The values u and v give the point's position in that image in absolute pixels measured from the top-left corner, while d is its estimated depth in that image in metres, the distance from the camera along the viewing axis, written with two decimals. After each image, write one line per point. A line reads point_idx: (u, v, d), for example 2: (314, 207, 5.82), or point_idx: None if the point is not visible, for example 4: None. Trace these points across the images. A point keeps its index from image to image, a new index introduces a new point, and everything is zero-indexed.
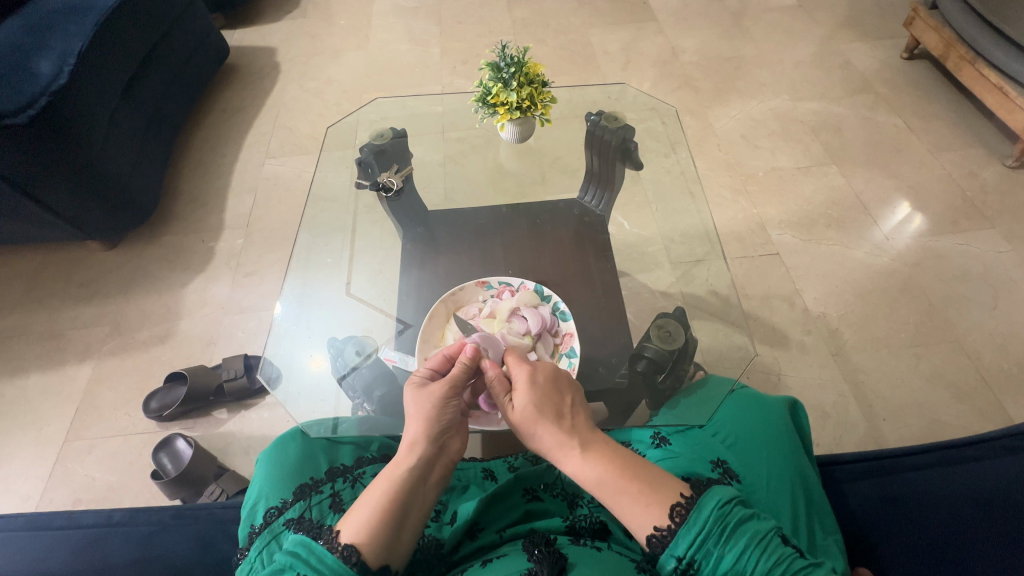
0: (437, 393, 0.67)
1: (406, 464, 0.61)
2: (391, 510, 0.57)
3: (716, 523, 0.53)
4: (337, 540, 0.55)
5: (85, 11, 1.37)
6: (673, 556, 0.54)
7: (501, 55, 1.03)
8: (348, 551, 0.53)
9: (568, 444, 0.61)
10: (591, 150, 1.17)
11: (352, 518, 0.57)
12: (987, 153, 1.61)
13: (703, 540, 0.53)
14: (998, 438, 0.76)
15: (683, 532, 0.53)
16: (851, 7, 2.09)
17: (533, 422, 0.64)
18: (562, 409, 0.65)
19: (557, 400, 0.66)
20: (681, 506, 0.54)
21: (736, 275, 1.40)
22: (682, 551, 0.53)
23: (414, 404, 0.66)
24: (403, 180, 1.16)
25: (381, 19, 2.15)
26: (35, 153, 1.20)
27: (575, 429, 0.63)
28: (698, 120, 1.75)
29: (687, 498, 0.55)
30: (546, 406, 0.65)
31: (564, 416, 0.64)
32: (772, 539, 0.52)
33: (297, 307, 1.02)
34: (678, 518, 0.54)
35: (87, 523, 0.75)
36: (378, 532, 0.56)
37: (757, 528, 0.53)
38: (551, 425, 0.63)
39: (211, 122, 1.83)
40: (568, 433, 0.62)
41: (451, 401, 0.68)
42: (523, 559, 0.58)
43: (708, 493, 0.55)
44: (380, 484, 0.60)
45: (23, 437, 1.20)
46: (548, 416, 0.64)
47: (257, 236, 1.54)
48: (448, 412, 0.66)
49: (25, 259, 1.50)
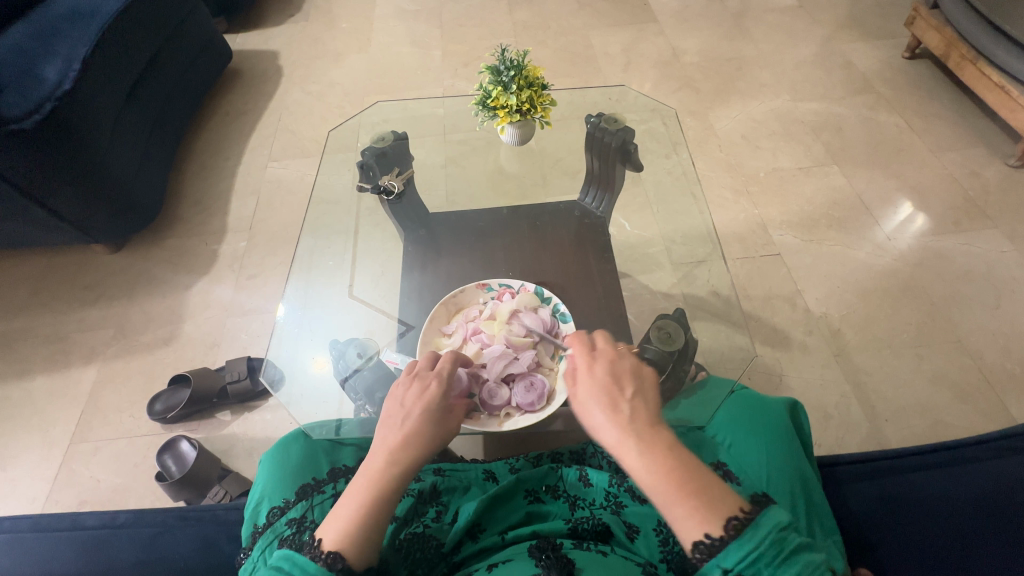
0: (432, 399, 0.65)
1: (392, 468, 0.58)
2: (375, 514, 0.55)
3: (772, 546, 0.48)
4: (319, 548, 0.53)
5: (90, 17, 1.38)
6: (719, 567, 0.48)
7: (501, 58, 1.03)
8: (333, 559, 0.52)
9: (620, 437, 0.54)
10: (591, 152, 1.18)
11: (334, 524, 0.55)
12: (989, 152, 1.61)
13: (756, 559, 0.47)
14: (1001, 440, 0.76)
15: (736, 546, 0.48)
16: (851, 7, 2.09)
17: (587, 410, 0.58)
18: (617, 397, 0.58)
19: (615, 387, 0.59)
20: (739, 521, 0.48)
21: (736, 276, 1.40)
22: (731, 565, 0.47)
23: (411, 405, 0.64)
24: (404, 183, 1.15)
25: (382, 22, 2.17)
26: (39, 157, 1.21)
27: (635, 418, 0.56)
28: (698, 121, 1.75)
29: (747, 513, 0.49)
30: (604, 392, 0.58)
31: (620, 403, 0.57)
32: (825, 573, 0.48)
33: (300, 310, 1.02)
34: (733, 531, 0.48)
35: (92, 525, 0.75)
36: (360, 536, 0.54)
37: (809, 557, 0.49)
38: (604, 417, 0.56)
39: (213, 125, 1.85)
40: (628, 424, 0.55)
41: (445, 411, 0.65)
42: (531, 562, 0.59)
43: (769, 511, 0.49)
44: (364, 485, 0.57)
45: (29, 439, 1.22)
46: (601, 408, 0.57)
47: (260, 238, 1.55)
48: (437, 412, 0.64)
49: (30, 262, 1.51)
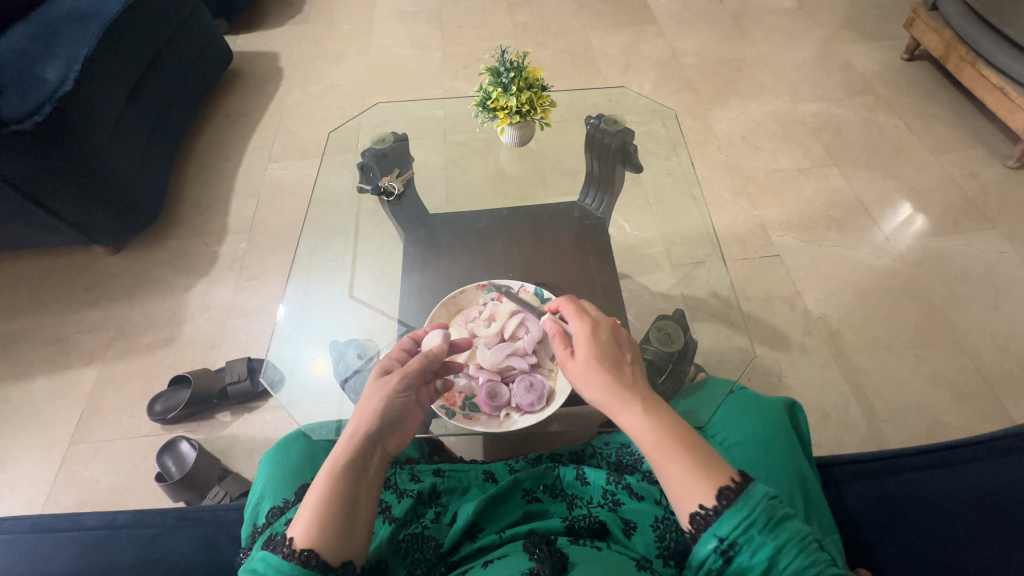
0: (383, 388, 0.66)
1: (346, 456, 0.60)
2: (336, 501, 0.56)
3: (763, 514, 0.51)
4: (289, 545, 0.54)
5: (91, 19, 1.39)
6: (716, 536, 0.51)
7: (501, 60, 1.03)
8: (304, 556, 0.53)
9: (627, 396, 0.60)
10: (591, 153, 1.18)
11: (301, 519, 0.55)
12: (988, 154, 1.61)
13: (749, 526, 0.51)
14: (1000, 439, 0.76)
15: (729, 513, 0.51)
16: (851, 8, 2.10)
17: (591, 370, 0.63)
18: (621, 361, 0.65)
19: (617, 354, 0.66)
20: (730, 490, 0.52)
21: (736, 277, 1.40)
22: (725, 533, 0.51)
23: (364, 397, 0.66)
24: (404, 184, 1.16)
25: (383, 23, 2.17)
26: (40, 158, 1.21)
27: (635, 383, 0.62)
28: (698, 122, 1.76)
29: (738, 483, 0.52)
30: (609, 358, 0.64)
31: (625, 369, 0.64)
32: (810, 542, 0.51)
33: (299, 310, 1.03)
34: (725, 500, 0.52)
35: (92, 525, 0.76)
36: (326, 524, 0.54)
37: (797, 526, 0.52)
38: (608, 376, 0.62)
39: (214, 127, 1.85)
40: (630, 386, 0.62)
41: (398, 395, 0.66)
42: (526, 557, 0.59)
43: (760, 483, 0.52)
44: (322, 478, 0.58)
45: (29, 440, 1.22)
46: (605, 367, 0.63)
47: (260, 239, 1.55)
48: (393, 404, 0.65)
49: (31, 263, 1.51)
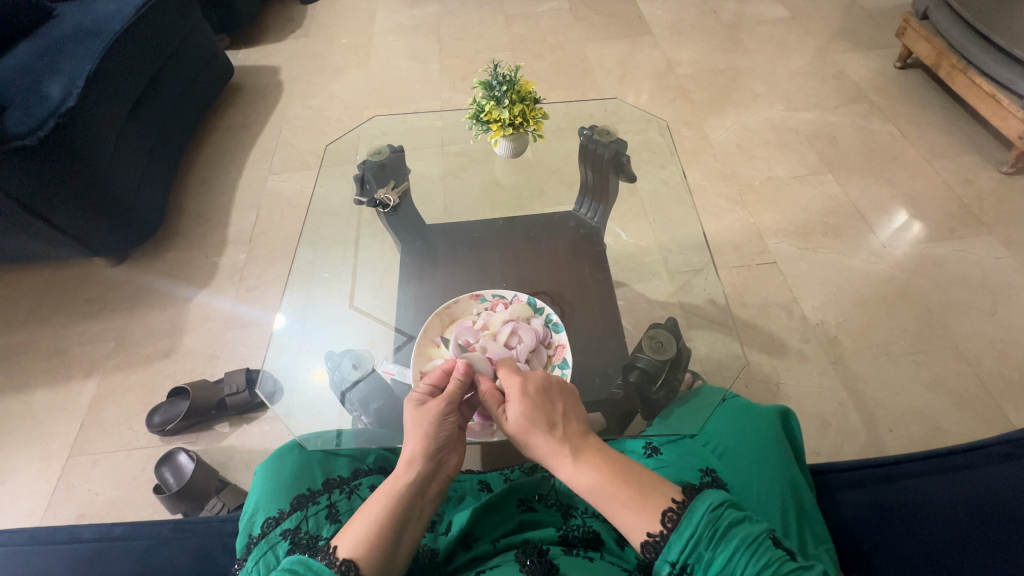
0: (433, 409, 0.68)
1: (403, 481, 0.62)
2: (389, 528, 0.58)
3: (707, 527, 0.52)
4: (334, 556, 0.55)
5: (95, 35, 1.41)
6: (667, 561, 0.53)
7: (494, 73, 1.04)
8: (346, 565, 0.53)
9: (563, 451, 0.62)
10: (585, 164, 1.20)
11: (348, 534, 0.57)
12: (982, 160, 1.62)
13: (695, 544, 0.52)
14: (992, 447, 0.75)
15: (673, 537, 0.53)
16: (844, 17, 2.12)
17: (526, 433, 0.65)
18: (554, 417, 0.66)
19: (549, 408, 0.67)
20: (672, 511, 0.54)
21: (733, 284, 1.41)
22: (675, 556, 0.53)
23: (411, 421, 0.67)
24: (400, 196, 1.18)
25: (382, 37, 2.20)
26: (43, 173, 1.23)
27: (567, 438, 0.64)
28: (694, 131, 1.77)
29: (679, 502, 0.55)
30: (538, 414, 0.66)
31: (556, 426, 0.65)
32: (763, 542, 0.51)
33: (298, 320, 1.04)
34: (669, 523, 0.54)
35: (88, 538, 0.76)
36: (377, 545, 0.57)
37: (747, 530, 0.52)
38: (541, 437, 0.64)
39: (214, 139, 1.87)
40: (558, 442, 0.63)
41: (447, 418, 0.68)
42: (516, 568, 0.60)
43: (702, 496, 0.54)
44: (379, 499, 0.61)
45: (29, 453, 1.22)
46: (538, 429, 0.65)
47: (260, 251, 1.56)
48: (444, 433, 0.67)
49: (33, 276, 1.53)
